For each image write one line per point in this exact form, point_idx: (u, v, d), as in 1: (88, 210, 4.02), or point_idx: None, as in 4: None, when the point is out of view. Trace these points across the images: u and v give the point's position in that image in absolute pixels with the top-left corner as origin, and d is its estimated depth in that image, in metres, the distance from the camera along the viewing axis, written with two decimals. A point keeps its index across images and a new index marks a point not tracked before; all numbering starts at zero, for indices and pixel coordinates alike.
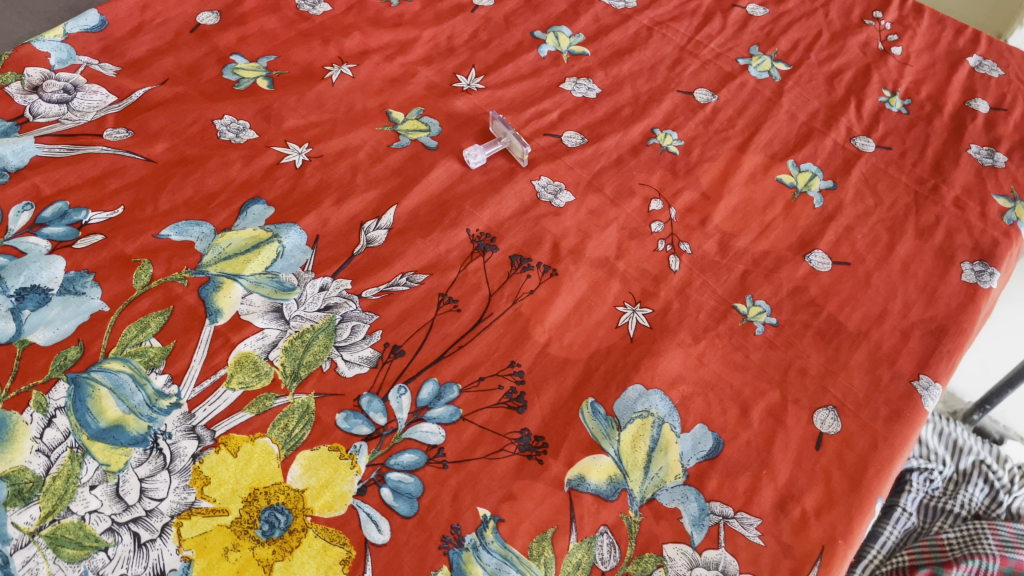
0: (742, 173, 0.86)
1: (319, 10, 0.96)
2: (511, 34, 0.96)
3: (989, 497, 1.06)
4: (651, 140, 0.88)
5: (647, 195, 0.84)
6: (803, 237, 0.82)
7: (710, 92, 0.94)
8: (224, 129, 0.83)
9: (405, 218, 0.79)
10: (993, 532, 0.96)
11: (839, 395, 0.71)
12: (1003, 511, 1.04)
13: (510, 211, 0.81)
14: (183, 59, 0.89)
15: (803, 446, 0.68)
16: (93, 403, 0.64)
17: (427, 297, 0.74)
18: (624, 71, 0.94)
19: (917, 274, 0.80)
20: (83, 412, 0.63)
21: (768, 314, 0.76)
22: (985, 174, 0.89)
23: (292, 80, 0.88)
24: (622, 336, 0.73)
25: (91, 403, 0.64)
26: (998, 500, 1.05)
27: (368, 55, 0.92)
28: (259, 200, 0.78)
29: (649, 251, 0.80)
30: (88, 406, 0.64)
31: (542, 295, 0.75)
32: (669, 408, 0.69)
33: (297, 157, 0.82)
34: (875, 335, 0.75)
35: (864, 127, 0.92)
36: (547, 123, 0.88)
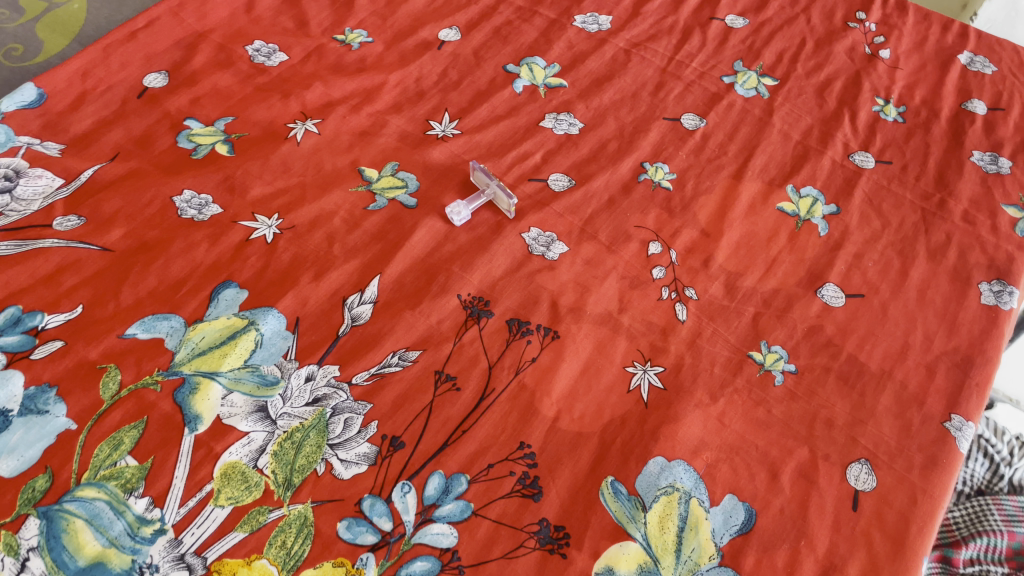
0: (741, 204, 0.82)
1: (275, 60, 0.89)
2: (482, 71, 0.91)
3: (989, 471, 0.98)
4: (642, 176, 0.83)
5: (645, 238, 0.79)
6: (812, 270, 0.78)
7: (698, 116, 0.89)
8: (185, 206, 0.77)
9: (390, 288, 0.73)
10: (996, 511, 0.91)
11: (870, 446, 0.67)
12: (1005, 485, 0.97)
13: (502, 270, 0.76)
14: (133, 129, 0.82)
15: (839, 508, 0.63)
16: (69, 540, 0.57)
17: (422, 377, 0.68)
18: (605, 101, 0.89)
19: (935, 301, 0.76)
20: (59, 554, 0.56)
21: (785, 360, 0.72)
22: (991, 183, 0.85)
23: (253, 142, 0.82)
24: (635, 401, 0.68)
25: (67, 542, 0.57)
26: (999, 473, 0.97)
27: (333, 107, 0.86)
28: (231, 283, 0.73)
29: (653, 300, 0.75)
30: (65, 545, 0.57)
31: (546, 362, 0.70)
32: (694, 480, 0.64)
33: (267, 231, 0.76)
34: (899, 373, 0.71)
35: (862, 141, 0.88)
36: (531, 166, 0.83)
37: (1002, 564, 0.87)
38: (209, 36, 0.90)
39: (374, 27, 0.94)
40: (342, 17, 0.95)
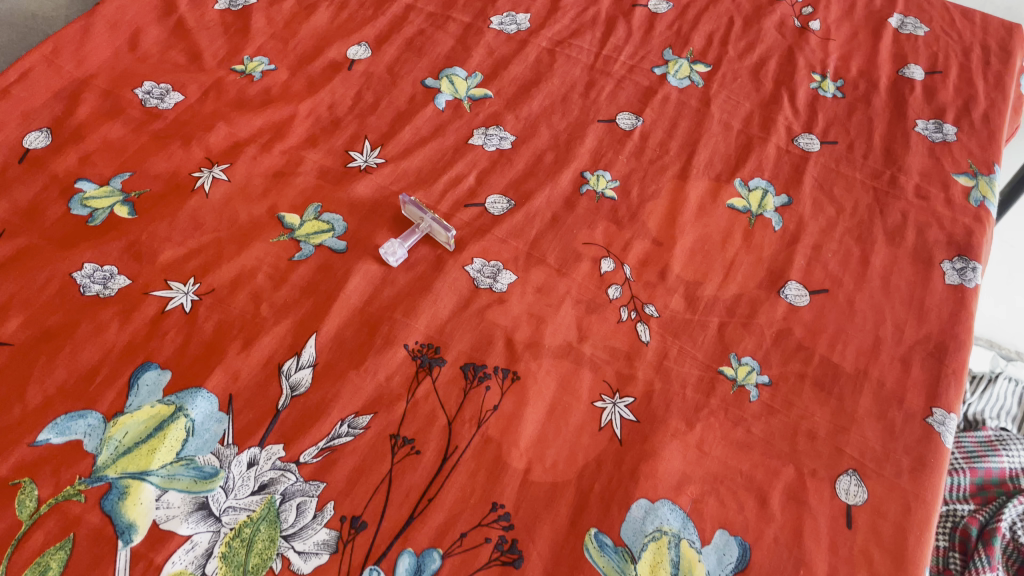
0: (690, 206, 0.77)
1: (170, 102, 0.81)
2: (400, 89, 0.84)
3: None
4: (584, 188, 0.78)
5: (596, 255, 0.74)
6: (772, 269, 0.74)
7: (634, 115, 0.84)
8: (88, 282, 0.69)
9: (329, 348, 0.67)
10: (957, 450, 1.01)
11: (856, 454, 0.64)
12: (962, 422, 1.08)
13: (449, 310, 0.70)
14: (19, 200, 0.73)
15: (833, 528, 0.60)
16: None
17: (377, 444, 0.62)
18: (535, 109, 0.84)
19: (900, 287, 0.73)
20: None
21: (758, 372, 0.68)
22: (939, 152, 0.82)
23: (157, 199, 0.74)
24: (609, 439, 0.64)
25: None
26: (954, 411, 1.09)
27: (241, 148, 0.78)
28: (151, 365, 0.65)
29: (613, 324, 0.70)
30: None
31: (509, 409, 0.65)
32: (682, 520, 0.60)
33: (184, 299, 0.69)
34: (875, 371, 0.68)
35: (804, 122, 0.84)
36: (465, 191, 0.77)
37: (967, 500, 0.95)
38: (93, 82, 0.81)
39: (276, 52, 0.86)
40: (238, 44, 0.86)
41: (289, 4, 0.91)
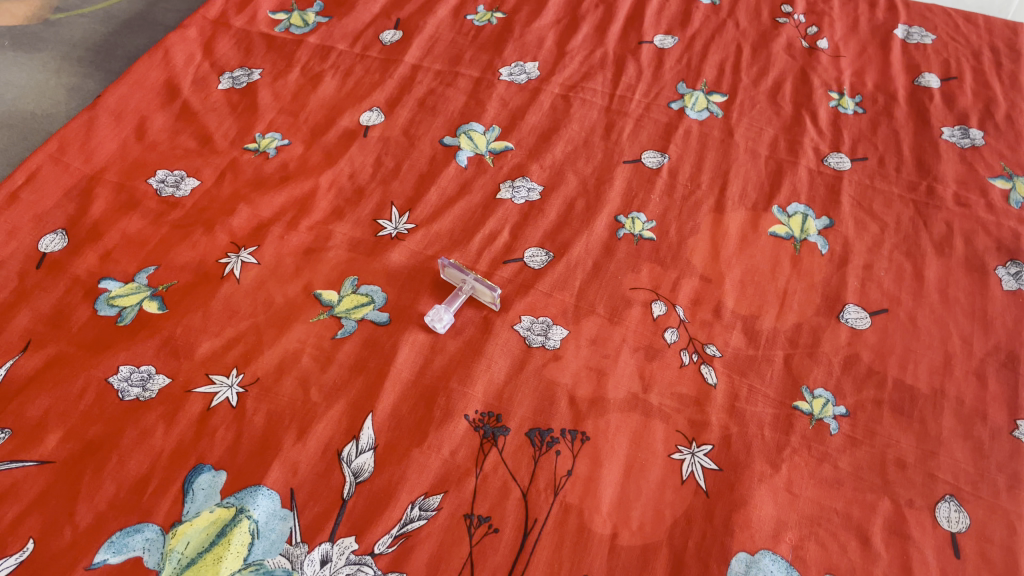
0: (732, 238, 0.76)
1: (186, 189, 0.78)
2: (419, 150, 0.82)
3: None
4: (620, 232, 0.76)
5: (646, 300, 0.72)
6: (828, 294, 0.72)
7: (658, 152, 0.82)
8: (126, 385, 0.65)
9: (387, 427, 0.64)
10: None
11: (950, 478, 0.61)
12: None
13: (505, 373, 0.67)
14: (42, 307, 0.70)
15: (942, 559, 0.57)
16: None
17: (453, 527, 0.59)
18: (558, 156, 0.82)
19: (960, 299, 0.71)
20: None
21: (833, 404, 0.65)
22: (970, 158, 0.81)
23: (186, 290, 0.71)
24: (694, 492, 0.61)
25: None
26: None
27: (266, 229, 0.75)
28: (204, 466, 0.61)
29: (676, 369, 0.67)
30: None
31: (584, 473, 0.62)
32: (786, 570, 0.57)
33: (229, 392, 0.65)
34: (952, 389, 0.66)
35: (831, 142, 0.83)
36: (502, 247, 0.75)
37: None
38: (104, 176, 0.79)
39: (287, 126, 0.84)
40: (248, 123, 0.84)
41: (294, 76, 0.89)
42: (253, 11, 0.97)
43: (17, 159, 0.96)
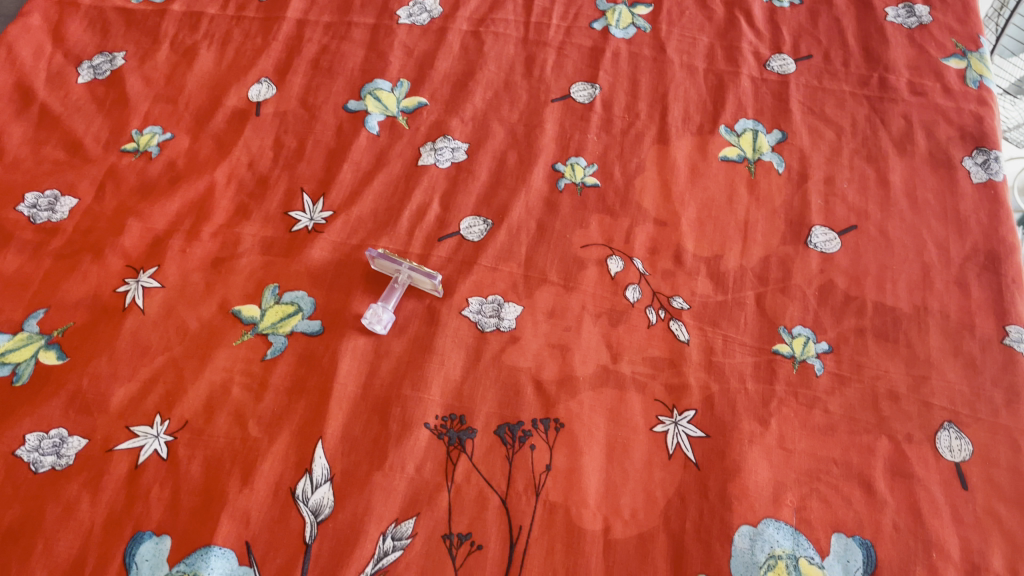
0: (681, 170, 0.70)
1: (64, 210, 0.68)
2: (322, 123, 0.73)
3: None
4: (561, 182, 0.70)
5: (600, 257, 0.66)
6: (792, 218, 0.67)
7: (587, 83, 0.75)
8: (37, 456, 0.57)
9: (341, 452, 0.57)
10: None
11: (946, 403, 0.58)
12: None
13: (461, 368, 0.61)
14: None
15: (950, 494, 0.54)
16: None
17: (432, 552, 0.53)
18: (479, 105, 0.74)
19: (929, 201, 0.66)
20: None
21: (815, 341, 0.61)
22: (920, 39, 0.76)
23: (86, 331, 0.62)
24: (683, 467, 0.56)
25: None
26: None
27: (165, 243, 0.66)
28: (144, 534, 0.54)
29: (644, 331, 0.62)
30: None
31: (564, 465, 0.57)
32: (792, 536, 0.53)
33: (157, 443, 0.58)
34: (935, 304, 0.62)
35: (771, 44, 0.77)
36: (434, 223, 0.68)
37: None
38: None
39: (167, 116, 0.74)
40: (121, 119, 0.74)
41: (164, 55, 0.78)
42: None
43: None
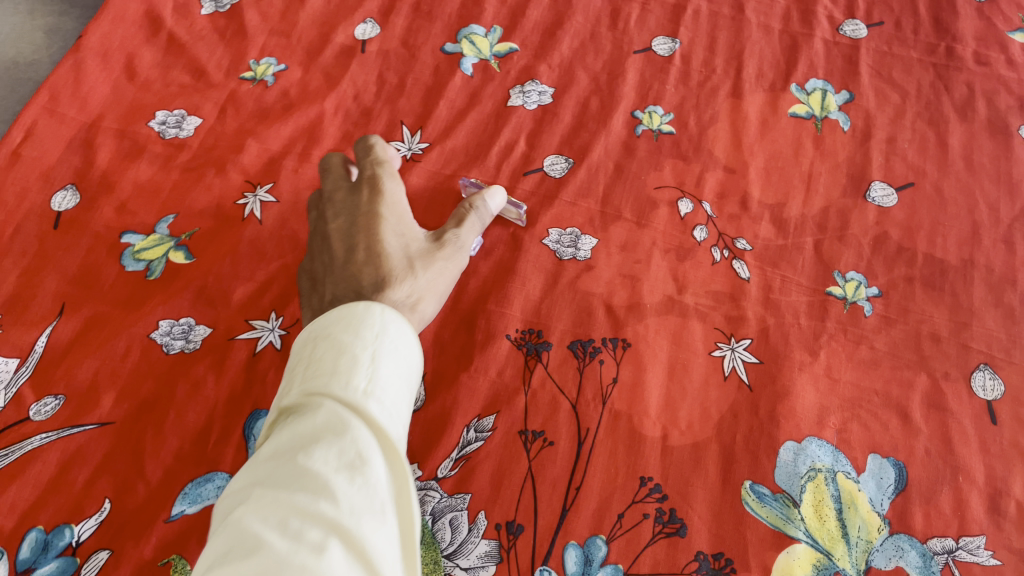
0: (752, 123, 0.75)
1: (190, 128, 0.76)
2: (421, 62, 0.80)
3: None
4: (639, 128, 0.75)
5: (672, 199, 0.72)
6: (853, 173, 0.72)
7: (669, 38, 0.80)
8: (169, 339, 0.65)
9: (432, 355, 0.65)
10: None
11: (983, 347, 0.63)
12: None
13: (540, 290, 0.68)
14: (69, 268, 0.69)
15: (980, 427, 0.60)
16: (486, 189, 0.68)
17: (509, 444, 0.61)
18: (566, 53, 0.80)
19: (985, 164, 0.71)
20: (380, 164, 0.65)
21: (866, 285, 0.66)
22: (989, 13, 0.81)
23: (210, 236, 0.71)
24: (737, 388, 0.63)
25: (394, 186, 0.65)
26: None
27: (279, 163, 0.74)
28: (261, 412, 0.62)
29: (709, 267, 0.68)
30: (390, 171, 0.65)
31: (629, 379, 0.63)
32: (832, 454, 0.59)
33: (272, 336, 0.66)
34: (981, 259, 0.67)
35: (845, 10, 0.82)
36: (520, 158, 0.74)
37: None
38: (102, 123, 0.76)
39: (281, 49, 0.81)
40: (240, 50, 0.81)
41: None
42: None
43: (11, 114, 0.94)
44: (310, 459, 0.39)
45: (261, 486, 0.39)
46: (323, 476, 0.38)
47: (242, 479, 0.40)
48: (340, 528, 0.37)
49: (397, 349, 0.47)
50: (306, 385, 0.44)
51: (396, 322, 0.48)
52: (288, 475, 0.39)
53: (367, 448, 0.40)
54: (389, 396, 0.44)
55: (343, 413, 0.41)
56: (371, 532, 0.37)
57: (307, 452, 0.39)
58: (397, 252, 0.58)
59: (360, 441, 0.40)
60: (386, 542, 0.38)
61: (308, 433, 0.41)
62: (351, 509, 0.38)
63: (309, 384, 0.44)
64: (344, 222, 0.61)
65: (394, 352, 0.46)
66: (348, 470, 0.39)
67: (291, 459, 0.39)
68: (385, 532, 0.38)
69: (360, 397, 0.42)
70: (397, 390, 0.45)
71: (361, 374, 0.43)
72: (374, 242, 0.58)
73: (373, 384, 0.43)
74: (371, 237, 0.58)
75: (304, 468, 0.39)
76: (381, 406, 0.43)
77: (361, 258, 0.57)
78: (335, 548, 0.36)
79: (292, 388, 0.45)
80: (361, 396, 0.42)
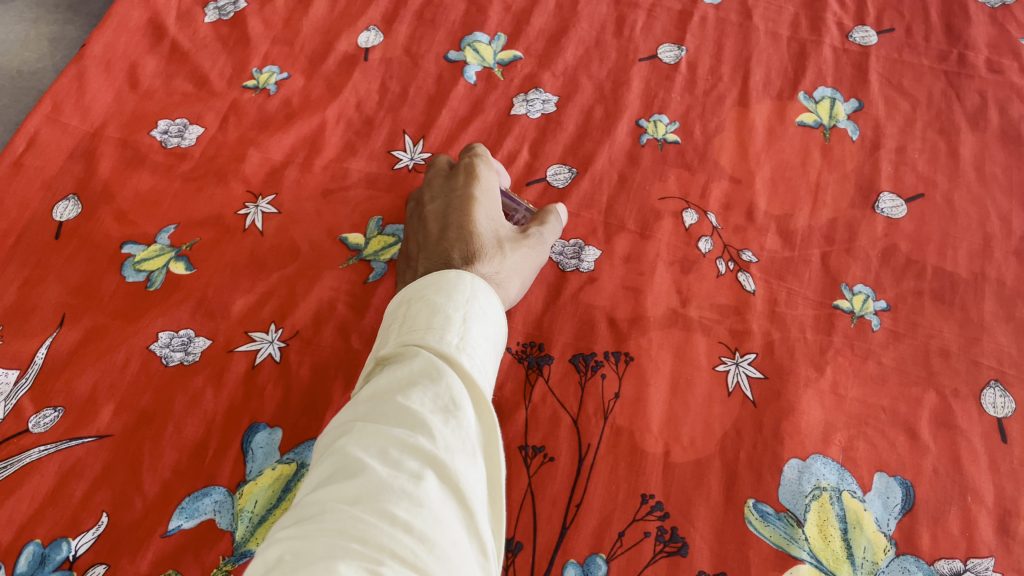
0: (759, 132, 0.74)
1: (192, 137, 0.76)
2: (425, 70, 0.79)
3: None
4: (643, 138, 0.74)
5: (676, 210, 0.71)
6: (861, 183, 0.71)
7: (675, 45, 0.79)
8: (168, 351, 0.65)
9: None
10: None
11: (994, 363, 0.62)
12: None
13: (542, 302, 0.67)
14: (70, 279, 0.68)
15: (989, 445, 0.58)
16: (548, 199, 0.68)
17: (509, 460, 0.60)
18: (570, 61, 0.79)
19: (997, 175, 0.70)
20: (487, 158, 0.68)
21: (874, 299, 0.65)
22: (1002, 19, 0.79)
23: (211, 247, 0.70)
24: (741, 404, 0.61)
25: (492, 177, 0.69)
26: None
27: (281, 174, 0.74)
28: (259, 425, 0.61)
29: (713, 280, 0.67)
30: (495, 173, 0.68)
31: (631, 394, 0.62)
32: (837, 472, 0.58)
33: (271, 348, 0.65)
34: (992, 272, 0.65)
35: (855, 16, 0.80)
36: (523, 168, 0.73)
37: None
38: (105, 132, 0.77)
39: (284, 57, 0.81)
40: (242, 57, 0.82)
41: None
42: None
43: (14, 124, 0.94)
44: (408, 400, 0.42)
45: (362, 422, 0.42)
46: (421, 414, 0.40)
47: (345, 418, 0.43)
48: (437, 461, 0.39)
49: (487, 314, 0.49)
50: (402, 337, 0.47)
51: (486, 290, 0.50)
52: (389, 412, 0.41)
53: (461, 394, 0.42)
54: (481, 351, 0.46)
55: (438, 361, 0.44)
56: (463, 469, 0.39)
57: (406, 393, 0.42)
58: (488, 234, 0.62)
59: (454, 386, 0.42)
60: (477, 479, 0.40)
61: (406, 377, 0.43)
62: (446, 445, 0.40)
63: (405, 336, 0.47)
64: (438, 204, 0.65)
65: (483, 315, 0.49)
66: (443, 412, 0.41)
67: (390, 399, 0.42)
68: (475, 470, 0.40)
69: (454, 349, 0.45)
70: (487, 349, 0.47)
71: (455, 330, 0.46)
72: (465, 221, 0.62)
73: (465, 339, 0.46)
74: (463, 217, 0.62)
75: (403, 407, 0.41)
76: (472, 359, 0.45)
77: (452, 238, 0.60)
78: (430, 479, 0.38)
79: (389, 341, 0.48)
80: (454, 349, 0.45)
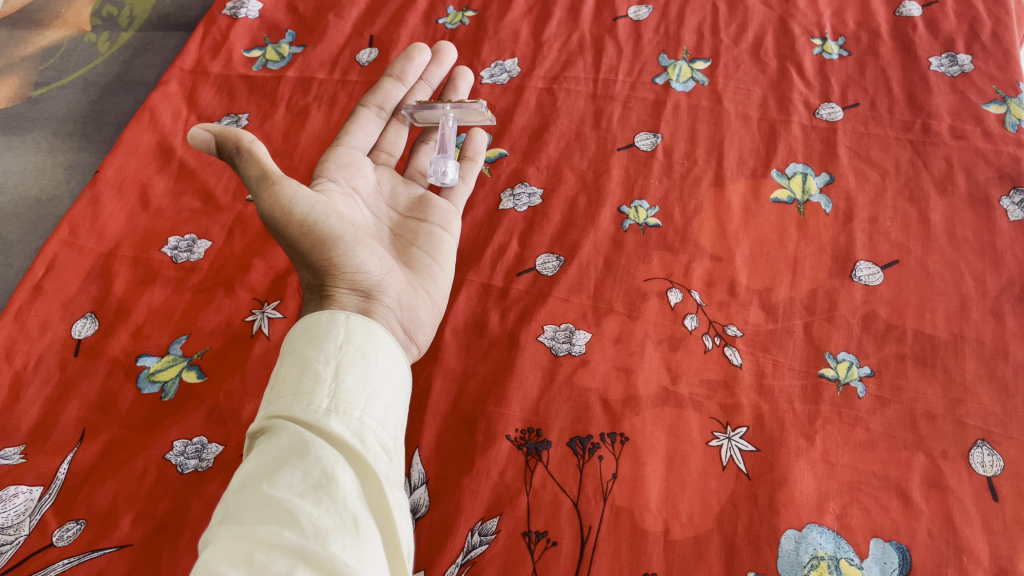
0: (736, 211, 0.78)
1: (200, 251, 0.82)
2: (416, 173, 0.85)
3: None
4: (626, 223, 0.79)
5: (662, 290, 0.74)
6: (838, 253, 0.74)
7: (651, 133, 0.85)
8: (183, 459, 0.67)
9: (435, 459, 0.66)
10: None
11: (979, 424, 0.63)
12: None
13: (538, 388, 0.69)
14: (89, 395, 0.72)
15: (981, 505, 0.59)
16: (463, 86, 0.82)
17: (514, 546, 0.60)
18: (553, 155, 0.85)
19: (968, 237, 0.73)
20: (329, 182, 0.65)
21: (858, 365, 0.67)
22: (962, 86, 0.83)
23: (221, 355, 0.74)
24: (736, 477, 0.62)
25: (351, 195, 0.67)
26: None
27: (284, 280, 0.78)
28: None
29: (701, 356, 0.70)
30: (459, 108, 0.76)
31: (629, 473, 0.63)
32: (835, 540, 0.59)
33: None
34: (971, 332, 0.67)
35: (820, 94, 0.86)
36: (513, 260, 0.78)
37: None
38: (119, 252, 0.82)
39: (284, 169, 0.88)
40: None
41: (281, 115, 0.93)
42: (228, 55, 1.01)
43: (33, 251, 1.02)
44: (275, 487, 0.44)
45: (229, 518, 0.43)
46: (289, 501, 0.42)
47: (216, 513, 0.45)
48: (306, 553, 0.40)
49: (363, 356, 0.53)
50: (271, 407, 0.50)
51: (361, 328, 0.54)
52: (256, 504, 0.43)
53: (330, 466, 0.45)
54: (354, 405, 0.49)
55: (306, 434, 0.46)
56: (336, 552, 0.41)
57: (273, 480, 0.44)
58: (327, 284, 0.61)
59: (322, 459, 0.45)
60: (354, 553, 0.42)
61: (275, 460, 0.45)
62: (315, 531, 0.41)
63: (274, 406, 0.50)
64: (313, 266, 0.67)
65: (357, 360, 0.52)
66: (313, 491, 0.43)
67: (257, 489, 0.44)
68: (350, 545, 0.42)
69: (322, 414, 0.48)
70: (364, 397, 0.50)
71: (323, 393, 0.49)
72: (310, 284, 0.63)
73: (334, 401, 0.49)
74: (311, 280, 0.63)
75: (271, 496, 0.43)
76: (345, 418, 0.48)
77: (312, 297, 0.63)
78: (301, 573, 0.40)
79: (260, 413, 0.51)
80: (323, 415, 0.48)
